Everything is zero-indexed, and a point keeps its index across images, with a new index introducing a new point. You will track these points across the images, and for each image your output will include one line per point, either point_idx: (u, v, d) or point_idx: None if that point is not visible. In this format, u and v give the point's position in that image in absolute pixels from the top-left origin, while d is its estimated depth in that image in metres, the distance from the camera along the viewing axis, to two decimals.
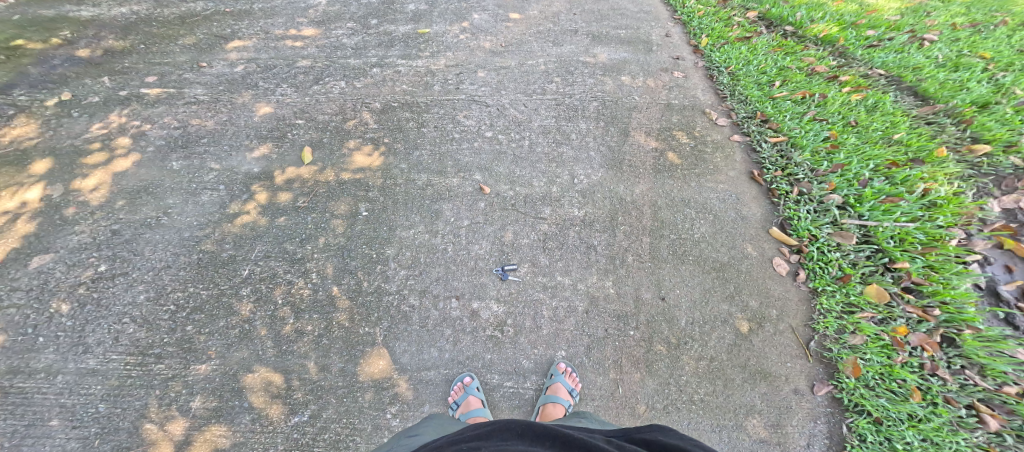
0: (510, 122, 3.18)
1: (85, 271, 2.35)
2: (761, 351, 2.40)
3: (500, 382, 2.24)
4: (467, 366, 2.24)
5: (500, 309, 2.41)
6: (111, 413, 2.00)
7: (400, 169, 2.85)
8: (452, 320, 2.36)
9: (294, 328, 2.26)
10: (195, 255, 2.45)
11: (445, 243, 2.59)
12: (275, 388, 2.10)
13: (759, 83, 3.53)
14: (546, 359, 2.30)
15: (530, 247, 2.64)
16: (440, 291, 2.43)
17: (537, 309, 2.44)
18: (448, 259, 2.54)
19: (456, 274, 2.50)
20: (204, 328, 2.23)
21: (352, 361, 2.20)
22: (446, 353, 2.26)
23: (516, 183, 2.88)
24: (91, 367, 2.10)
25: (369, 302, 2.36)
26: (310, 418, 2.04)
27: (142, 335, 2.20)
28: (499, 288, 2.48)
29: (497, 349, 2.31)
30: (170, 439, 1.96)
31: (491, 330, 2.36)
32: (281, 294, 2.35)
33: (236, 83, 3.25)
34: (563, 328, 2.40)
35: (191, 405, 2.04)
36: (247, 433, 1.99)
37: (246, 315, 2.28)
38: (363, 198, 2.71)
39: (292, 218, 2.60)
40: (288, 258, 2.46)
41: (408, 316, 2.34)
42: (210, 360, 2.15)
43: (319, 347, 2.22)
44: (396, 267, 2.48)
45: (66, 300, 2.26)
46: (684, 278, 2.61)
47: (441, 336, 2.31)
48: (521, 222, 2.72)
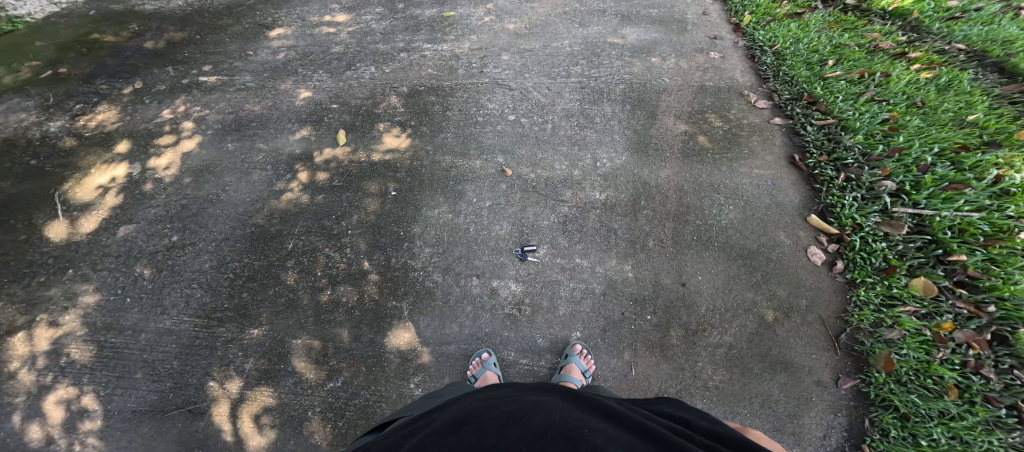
0: (532, 105, 3.19)
1: (161, 241, 2.62)
2: (784, 340, 2.35)
3: (516, 359, 2.36)
4: (485, 343, 2.36)
5: (518, 289, 2.51)
6: (183, 369, 2.24)
7: (426, 152, 2.90)
8: (472, 297, 2.48)
9: (330, 298, 2.47)
10: (249, 229, 2.67)
11: (469, 223, 2.67)
12: (315, 354, 2.28)
13: (809, 62, 3.32)
14: (561, 339, 2.39)
15: (549, 229, 2.69)
16: (462, 270, 2.53)
17: (554, 289, 2.52)
18: (470, 239, 2.63)
19: (477, 253, 2.58)
20: (256, 296, 2.42)
21: (381, 333, 2.35)
22: (466, 328, 2.39)
23: (538, 165, 2.91)
24: (167, 327, 2.35)
25: (396, 277, 2.47)
26: (343, 384, 2.23)
27: (207, 299, 2.43)
28: (518, 268, 2.57)
29: (514, 328, 2.42)
30: (228, 396, 2.18)
31: (509, 308, 2.46)
32: (320, 266, 2.49)
33: (278, 70, 3.47)
34: (578, 310, 2.47)
35: (246, 366, 2.25)
36: (290, 395, 2.19)
37: (291, 284, 2.46)
38: (391, 179, 2.80)
39: (330, 196, 2.74)
40: (327, 234, 2.65)
41: (432, 292, 2.46)
42: (261, 325, 2.35)
43: (352, 319, 2.35)
44: (422, 245, 2.58)
45: (147, 266, 2.53)
46: (708, 264, 2.58)
47: (461, 313, 2.43)
48: (542, 204, 2.76)
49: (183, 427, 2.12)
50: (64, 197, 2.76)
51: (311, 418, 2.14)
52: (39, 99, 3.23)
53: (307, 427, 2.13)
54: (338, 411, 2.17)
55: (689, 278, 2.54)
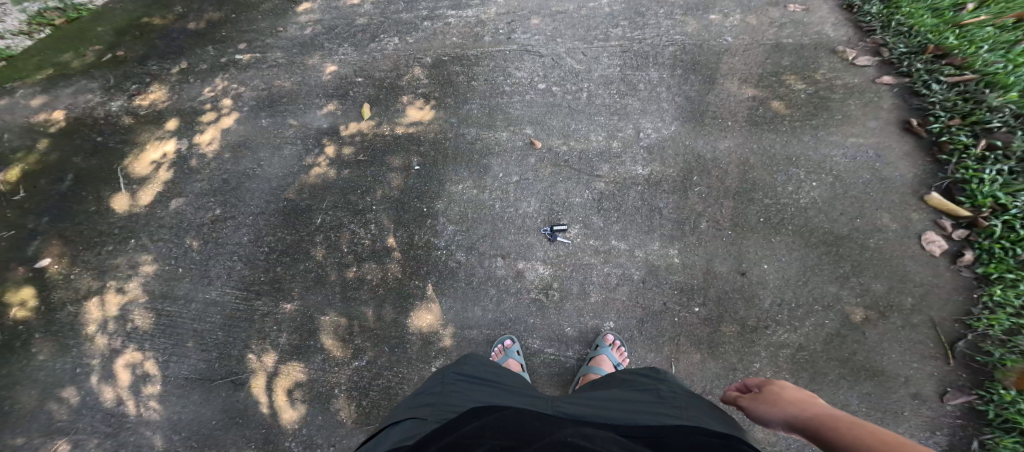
0: (566, 72, 2.57)
1: (204, 215, 2.07)
2: (875, 346, 1.97)
3: (540, 347, 2.19)
4: (509, 329, 2.19)
5: (546, 272, 2.27)
6: (226, 341, 1.99)
7: (451, 123, 2.37)
8: (496, 279, 2.25)
9: (357, 274, 2.13)
10: (282, 203, 2.13)
11: (493, 200, 2.32)
12: (342, 331, 2.08)
13: (936, 7, 2.39)
14: (592, 329, 2.17)
15: (582, 208, 2.35)
16: (487, 249, 2.27)
17: (586, 274, 2.26)
18: (495, 216, 2.31)
19: (502, 232, 2.30)
20: (289, 269, 2.08)
21: (404, 313, 2.14)
22: (489, 312, 2.20)
23: (570, 137, 2.46)
24: (212, 299, 2.02)
25: (419, 255, 2.19)
26: (368, 364, 2.06)
27: (246, 271, 2.06)
28: (549, 248, 2.30)
29: (540, 314, 2.22)
30: (264, 370, 2.00)
31: (536, 292, 2.25)
32: (347, 243, 2.15)
33: (308, 45, 2.37)
34: (613, 298, 2.21)
35: (280, 340, 2.03)
36: (320, 372, 2.03)
37: (321, 260, 2.11)
38: (413, 149, 2.29)
39: (355, 172, 2.21)
40: (352, 209, 2.18)
41: (455, 272, 2.22)
42: (295, 300, 2.06)
43: (376, 296, 2.13)
44: (445, 223, 2.25)
45: (195, 238, 2.06)
46: (776, 251, 2.17)
47: (485, 296, 2.22)
48: (576, 180, 2.40)
49: (224, 398, 1.96)
50: (127, 172, 2.03)
51: (338, 396, 2.01)
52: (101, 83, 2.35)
53: (334, 404, 2.01)
54: (362, 391, 2.02)
55: (754, 268, 2.16)
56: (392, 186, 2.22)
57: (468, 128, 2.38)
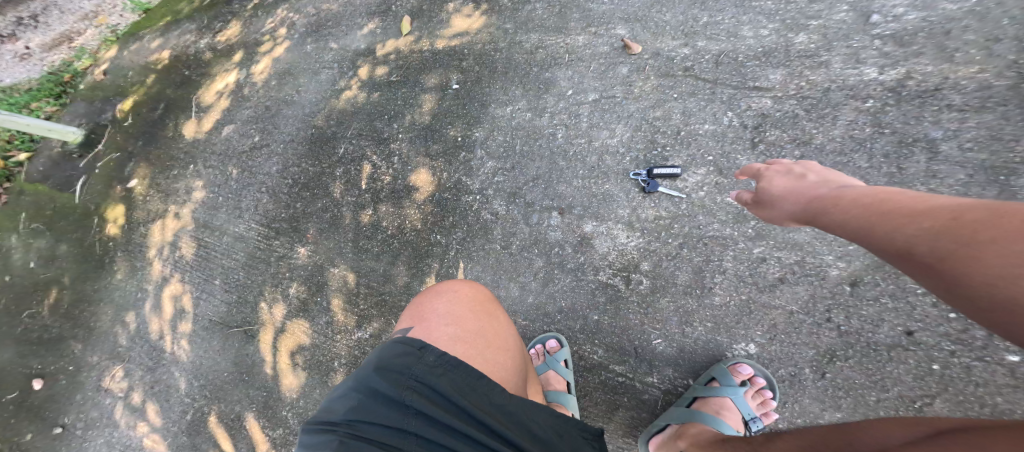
0: None
1: (247, 141, 1.84)
2: None
3: (602, 362, 1.45)
4: (556, 323, 1.49)
5: (635, 242, 1.44)
6: (246, 283, 1.71)
7: (505, 30, 1.66)
8: (548, 245, 1.51)
9: (371, 220, 1.62)
10: (311, 131, 1.77)
11: (552, 127, 1.55)
12: (347, 289, 1.60)
13: None
14: (711, 349, 1.35)
15: (707, 140, 1.40)
16: (536, 198, 1.52)
17: (716, 252, 1.37)
18: (554, 150, 1.53)
19: (562, 176, 1.52)
20: (307, 208, 1.71)
21: (419, 277, 1.54)
22: (530, 295, 1.51)
23: (694, 35, 1.47)
24: (241, 233, 1.77)
25: (445, 198, 1.57)
26: (371, 338, 1.54)
27: (270, 205, 1.75)
28: (644, 207, 1.44)
29: (612, 310, 1.45)
30: (272, 324, 1.66)
31: (607, 276, 1.46)
32: (366, 178, 1.66)
33: None
34: (773, 309, 1.31)
35: (289, 292, 1.66)
36: (321, 339, 1.60)
37: (337, 198, 1.67)
38: (454, 64, 1.67)
39: (386, 95, 1.71)
40: (375, 139, 1.68)
41: (489, 228, 1.54)
42: (307, 244, 1.67)
43: (388, 250, 1.58)
44: (484, 157, 1.57)
45: (237, 165, 1.83)
46: None
47: (527, 269, 1.51)
48: (703, 96, 1.43)
49: (238, 349, 1.69)
50: (197, 99, 1.96)
51: (336, 371, 1.55)
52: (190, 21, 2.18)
53: (331, 380, 1.56)
54: None
55: None
56: (422, 109, 1.66)
57: (528, 34, 1.64)
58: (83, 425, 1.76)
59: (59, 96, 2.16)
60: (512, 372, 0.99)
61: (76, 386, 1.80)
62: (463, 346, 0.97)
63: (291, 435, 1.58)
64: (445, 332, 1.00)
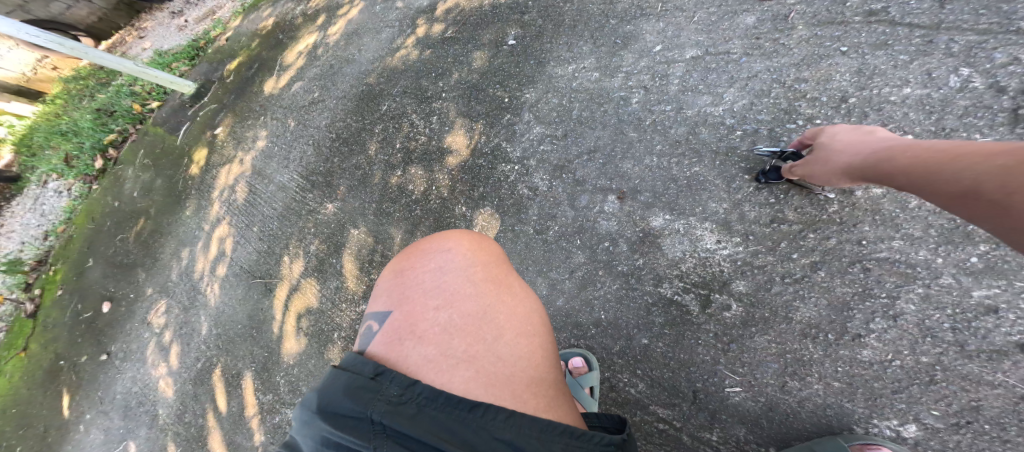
0: None
1: (308, 97, 1.87)
2: None
3: (640, 399, 1.07)
4: (584, 336, 1.15)
5: (738, 251, 1.05)
6: (276, 235, 1.76)
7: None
8: (598, 235, 1.18)
9: (399, 182, 1.51)
10: (362, 87, 1.72)
11: (626, 90, 1.25)
12: (361, 255, 1.51)
13: None
14: (836, 419, 0.93)
15: (909, 108, 1.00)
16: (589, 176, 1.22)
17: (886, 282, 0.94)
18: (624, 120, 1.23)
19: (630, 151, 1.20)
20: (343, 163, 1.66)
21: None
22: (563, 297, 1.18)
23: None
24: (281, 182, 1.80)
25: (478, 166, 1.36)
26: None
27: (310, 156, 1.76)
28: (753, 202, 1.06)
29: (677, 334, 1.06)
30: (288, 280, 1.68)
31: (671, 290, 1.08)
32: (401, 137, 1.56)
33: None
34: (984, 387, 0.86)
35: (310, 248, 1.64)
36: (326, 306, 1.57)
37: (371, 156, 1.60)
38: (516, 18, 1.49)
39: (438, 52, 1.58)
40: (418, 96, 1.57)
41: (524, 205, 1.27)
42: (336, 200, 1.62)
43: (409, 219, 1.45)
44: (531, 122, 1.33)
45: (295, 117, 1.87)
46: None
47: (563, 262, 1.19)
48: (905, 47, 1.04)
49: (255, 303, 1.78)
50: (281, 59, 2.06)
51: (335, 344, 1.52)
52: None
53: (328, 352, 1.54)
54: None
55: None
56: (472, 66, 1.49)
57: None
58: (123, 351, 2.06)
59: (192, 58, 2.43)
60: (543, 362, 0.76)
61: (131, 314, 2.11)
62: (465, 338, 0.75)
63: (280, 402, 1.64)
64: (437, 321, 0.77)
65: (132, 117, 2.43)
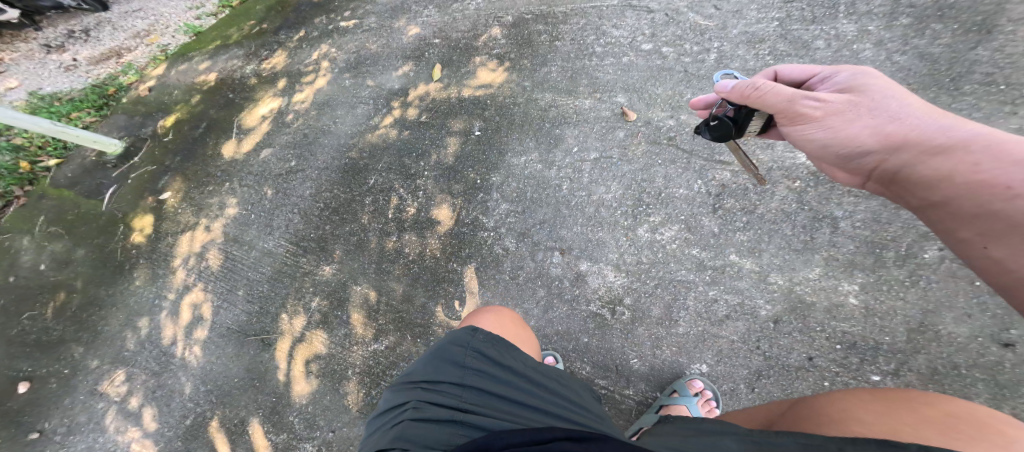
0: (683, 31, 1.99)
1: (283, 165, 2.14)
2: None
3: (590, 377, 1.65)
4: (552, 343, 1.71)
5: (620, 280, 1.72)
6: (271, 296, 2.05)
7: (522, 87, 2.01)
8: (550, 279, 1.78)
9: (395, 246, 1.96)
10: (344, 161, 2.09)
11: (559, 179, 1.86)
12: (369, 306, 1.94)
13: None
14: (671, 366, 1.60)
15: (681, 202, 1.75)
16: (542, 239, 1.82)
17: (681, 292, 1.67)
18: (560, 199, 1.84)
19: (566, 221, 1.82)
20: (335, 230, 2.04)
21: (434, 299, 1.86)
22: (531, 319, 1.75)
23: (683, 108, 1.85)
24: (269, 248, 2.10)
25: (462, 233, 1.89)
26: (386, 349, 1.88)
27: (298, 224, 2.08)
28: (628, 253, 1.74)
29: (600, 334, 1.68)
30: (291, 333, 2.00)
31: (598, 306, 1.71)
32: (393, 209, 1.99)
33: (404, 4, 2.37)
34: (719, 338, 1.60)
35: (312, 305, 2.01)
36: (339, 347, 1.94)
37: (365, 224, 2.00)
38: (477, 112, 2.00)
39: (416, 134, 2.03)
40: (404, 173, 2.00)
41: (500, 260, 1.84)
42: (333, 263, 2.01)
43: (410, 276, 1.92)
44: (499, 200, 1.89)
45: (272, 186, 2.13)
46: None
47: (531, 297, 1.77)
48: (694, 162, 1.78)
49: (253, 357, 2.02)
50: (239, 121, 2.24)
51: (349, 379, 1.90)
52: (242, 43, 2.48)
53: (344, 386, 1.89)
54: (376, 378, 1.87)
55: None
56: (448, 150, 1.98)
57: (543, 93, 1.98)
58: (69, 426, 1.99)
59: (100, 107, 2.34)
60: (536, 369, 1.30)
61: (66, 390, 2.04)
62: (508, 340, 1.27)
63: (297, 438, 1.88)
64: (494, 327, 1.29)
65: (18, 177, 2.26)
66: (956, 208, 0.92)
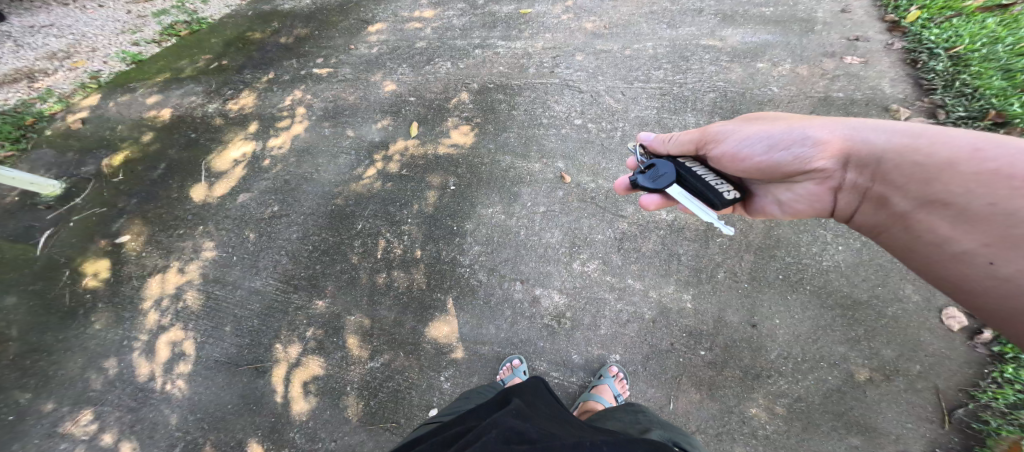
0: (603, 110, 2.71)
1: (264, 209, 2.61)
2: (873, 405, 1.93)
3: (546, 371, 2.19)
4: (518, 349, 2.21)
5: (561, 300, 2.29)
6: (260, 329, 2.31)
7: (488, 149, 2.66)
8: (513, 301, 2.30)
9: (385, 280, 2.38)
10: (330, 208, 2.59)
11: (518, 227, 2.46)
12: (364, 331, 2.29)
13: (1008, 70, 2.40)
14: (596, 358, 2.16)
15: (602, 243, 2.39)
16: (505, 271, 2.37)
17: (597, 308, 2.26)
18: (518, 242, 2.42)
19: (524, 258, 2.39)
20: (325, 270, 2.43)
21: (423, 322, 2.29)
22: (502, 332, 2.25)
23: (601, 175, 2.52)
24: (256, 287, 2.40)
25: (444, 269, 2.39)
26: (382, 365, 2.22)
27: (288, 265, 2.45)
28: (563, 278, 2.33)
29: (550, 339, 2.22)
30: (286, 360, 2.25)
31: (548, 319, 2.26)
32: (381, 250, 2.45)
33: (370, 64, 3.08)
34: (624, 334, 2.19)
35: (307, 334, 2.30)
36: (336, 368, 2.22)
37: (354, 263, 2.43)
38: (451, 170, 2.62)
39: (397, 184, 2.61)
40: (389, 219, 2.51)
41: (474, 290, 2.34)
42: (326, 297, 2.36)
43: (399, 304, 2.34)
44: (472, 242, 2.43)
45: (253, 230, 2.55)
46: (790, 309, 2.15)
47: (499, 316, 2.28)
48: (609, 214, 2.46)
49: (245, 383, 2.21)
50: (211, 168, 2.72)
51: (348, 393, 2.17)
52: (205, 85, 3.05)
53: (343, 401, 2.16)
54: (372, 391, 2.17)
55: (765, 323, 2.13)
56: (426, 202, 2.55)
57: (504, 156, 2.63)
58: None
59: (16, 139, 2.74)
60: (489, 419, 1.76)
61: (31, 431, 2.11)
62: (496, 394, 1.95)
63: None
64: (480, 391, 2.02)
65: None
66: (906, 175, 1.24)
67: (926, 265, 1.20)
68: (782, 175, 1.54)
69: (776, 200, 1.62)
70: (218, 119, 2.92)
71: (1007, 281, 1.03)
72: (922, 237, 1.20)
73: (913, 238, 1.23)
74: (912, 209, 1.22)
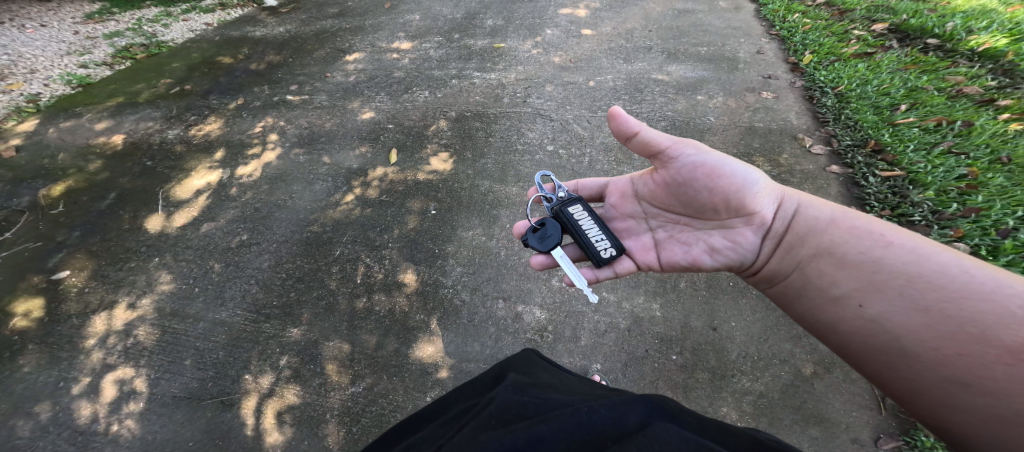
0: (572, 137, 2.91)
1: (231, 239, 2.48)
2: (821, 395, 2.16)
3: None
4: None
5: (543, 315, 2.35)
6: (226, 360, 2.12)
7: (466, 174, 2.78)
8: (497, 319, 2.31)
9: (366, 306, 2.31)
10: (305, 235, 2.53)
11: (500, 247, 2.52)
12: (343, 356, 2.16)
13: (877, 106, 2.95)
14: (580, 368, 2.24)
15: None
16: (488, 291, 2.39)
17: (577, 320, 2.37)
18: (500, 262, 2.47)
19: (505, 277, 2.44)
20: (302, 296, 2.33)
21: (407, 343, 2.21)
22: (487, 348, 2.20)
23: None
24: (222, 319, 2.24)
25: (427, 291, 2.37)
26: (365, 390, 2.07)
27: (260, 295, 2.32)
28: (545, 295, 2.42)
29: None
30: (257, 391, 2.05)
31: (532, 333, 2.29)
32: (360, 275, 2.41)
33: (347, 92, 3.21)
34: (604, 345, 2.32)
35: (280, 363, 2.13)
36: (314, 396, 2.04)
37: (333, 289, 2.36)
38: (432, 195, 2.69)
39: (376, 210, 2.62)
40: (369, 245, 2.50)
41: (459, 311, 2.31)
42: (301, 325, 2.24)
43: (382, 327, 2.25)
44: (454, 264, 2.46)
45: (219, 260, 2.41)
46: (742, 312, 2.43)
47: (485, 333, 2.25)
48: None
49: (207, 420, 1.96)
50: (172, 197, 2.60)
51: (329, 421, 1.98)
52: (164, 110, 3.04)
53: (323, 429, 1.96)
54: (353, 418, 1.99)
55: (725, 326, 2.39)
56: (408, 225, 2.58)
57: (483, 181, 2.75)
58: None
59: None
60: None
61: None
62: None
63: None
64: None
65: None
66: (808, 228, 1.42)
67: (816, 309, 1.33)
68: (717, 216, 1.57)
69: (704, 248, 1.59)
70: (178, 145, 2.84)
71: (874, 322, 1.19)
72: (812, 283, 1.35)
73: (805, 284, 1.37)
74: (808, 258, 1.37)
